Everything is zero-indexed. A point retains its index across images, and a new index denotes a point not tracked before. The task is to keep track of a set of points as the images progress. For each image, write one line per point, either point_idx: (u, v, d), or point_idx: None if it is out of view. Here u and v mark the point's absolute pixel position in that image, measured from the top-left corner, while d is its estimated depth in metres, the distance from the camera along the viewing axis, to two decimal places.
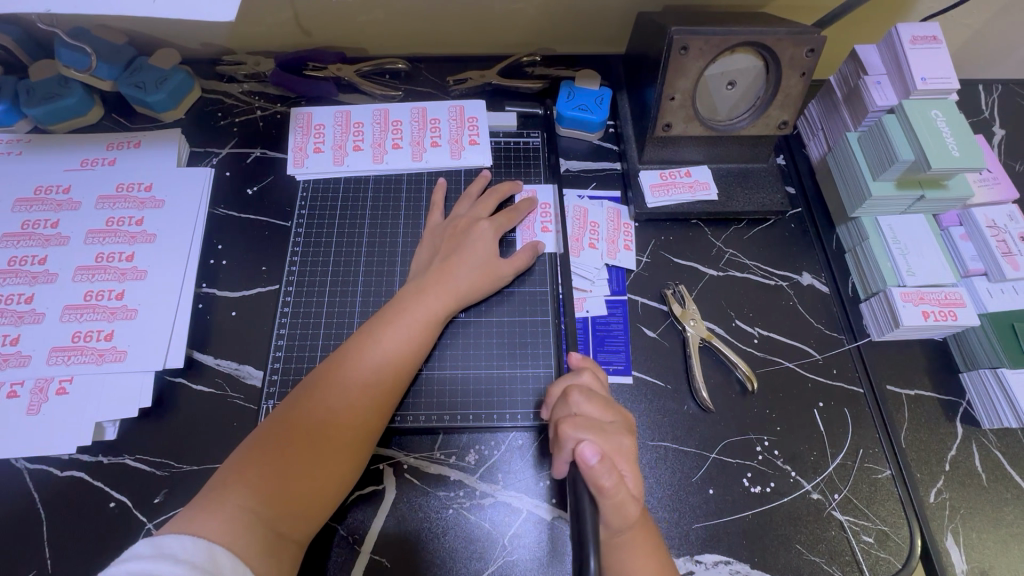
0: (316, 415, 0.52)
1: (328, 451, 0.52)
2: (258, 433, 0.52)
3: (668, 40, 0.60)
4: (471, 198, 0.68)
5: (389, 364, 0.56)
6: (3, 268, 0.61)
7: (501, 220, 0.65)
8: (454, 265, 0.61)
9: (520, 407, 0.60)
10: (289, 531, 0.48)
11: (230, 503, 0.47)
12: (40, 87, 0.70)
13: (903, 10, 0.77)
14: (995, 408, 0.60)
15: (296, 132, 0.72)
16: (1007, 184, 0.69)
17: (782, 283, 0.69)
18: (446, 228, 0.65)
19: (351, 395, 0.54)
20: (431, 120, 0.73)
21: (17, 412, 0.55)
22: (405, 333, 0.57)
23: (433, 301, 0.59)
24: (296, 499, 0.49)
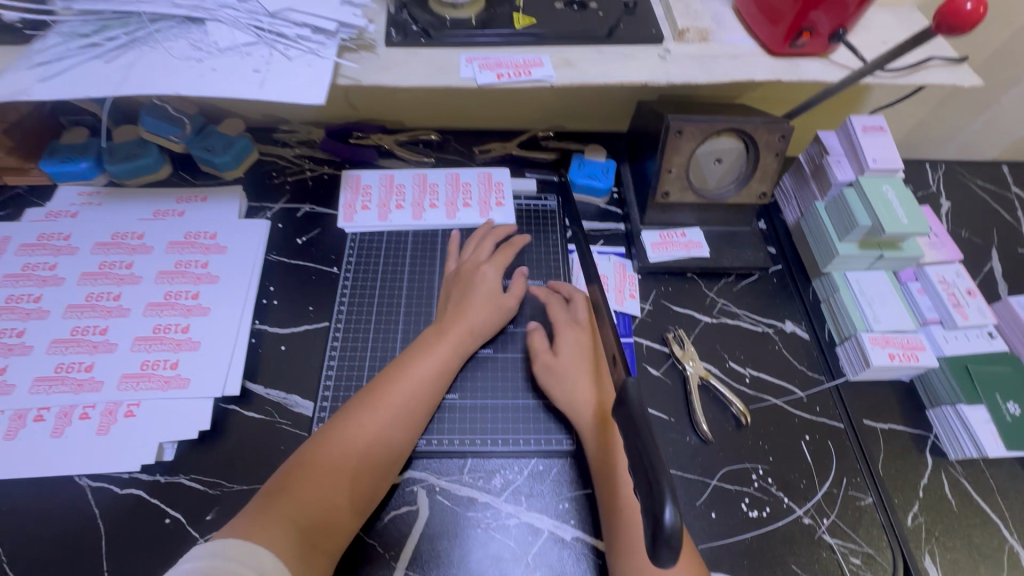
0: (353, 435, 0.58)
1: (362, 468, 0.57)
2: (299, 452, 0.58)
3: (665, 125, 0.73)
4: (491, 244, 0.77)
5: (417, 392, 0.63)
6: (80, 303, 0.69)
7: (498, 260, 0.75)
8: (473, 307, 0.70)
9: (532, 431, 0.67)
10: (321, 542, 0.53)
11: (276, 514, 0.52)
12: (122, 148, 0.81)
13: (857, 103, 0.92)
14: (958, 440, 0.68)
15: (346, 191, 0.82)
16: (952, 247, 0.81)
17: (768, 329, 0.78)
18: (455, 276, 0.74)
19: (385, 418, 0.60)
20: (462, 183, 0.84)
21: (88, 432, 0.61)
22: (433, 365, 0.65)
23: (454, 337, 0.67)
24: (330, 512, 0.54)
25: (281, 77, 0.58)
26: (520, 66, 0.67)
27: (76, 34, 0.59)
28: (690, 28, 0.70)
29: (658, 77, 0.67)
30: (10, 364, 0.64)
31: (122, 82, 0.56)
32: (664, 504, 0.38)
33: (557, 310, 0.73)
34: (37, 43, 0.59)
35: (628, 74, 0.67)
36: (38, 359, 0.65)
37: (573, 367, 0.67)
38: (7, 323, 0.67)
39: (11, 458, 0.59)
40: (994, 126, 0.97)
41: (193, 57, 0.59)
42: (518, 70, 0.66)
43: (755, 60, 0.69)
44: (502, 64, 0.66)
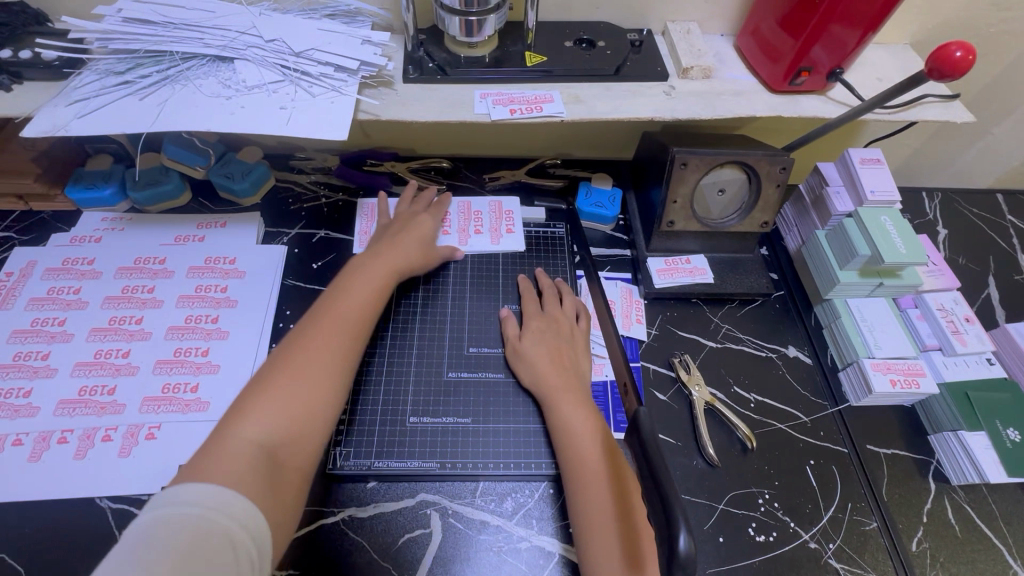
0: (305, 356, 0.57)
1: (322, 383, 0.56)
2: (249, 384, 0.56)
3: (671, 157, 0.75)
4: (425, 201, 0.84)
5: (357, 311, 0.64)
6: (103, 327, 0.71)
7: (435, 212, 0.83)
8: (403, 242, 0.75)
9: (533, 437, 0.69)
10: (287, 458, 0.52)
11: (233, 439, 0.50)
12: (145, 175, 0.84)
13: (854, 134, 0.96)
14: (960, 466, 0.70)
15: (361, 219, 0.85)
16: (949, 275, 0.83)
17: (771, 354, 0.80)
18: (393, 222, 0.79)
19: (331, 336, 0.60)
20: (474, 211, 0.87)
21: (110, 454, 0.63)
22: (371, 285, 0.68)
23: (384, 264, 0.71)
24: (293, 429, 0.53)
25: (306, 114, 0.61)
26: (532, 102, 0.70)
27: (111, 71, 0.62)
28: (694, 66, 0.73)
29: (664, 113, 0.70)
30: (35, 386, 0.66)
31: (156, 119, 0.59)
32: (679, 532, 0.39)
33: (528, 303, 0.77)
34: (74, 79, 0.62)
35: (636, 110, 0.70)
36: (62, 382, 0.66)
37: (537, 352, 0.70)
38: (32, 346, 0.69)
39: (35, 481, 0.61)
40: (987, 155, 1.01)
41: (222, 95, 0.61)
42: (530, 107, 0.69)
43: (757, 96, 0.73)
44: (515, 101, 0.70)
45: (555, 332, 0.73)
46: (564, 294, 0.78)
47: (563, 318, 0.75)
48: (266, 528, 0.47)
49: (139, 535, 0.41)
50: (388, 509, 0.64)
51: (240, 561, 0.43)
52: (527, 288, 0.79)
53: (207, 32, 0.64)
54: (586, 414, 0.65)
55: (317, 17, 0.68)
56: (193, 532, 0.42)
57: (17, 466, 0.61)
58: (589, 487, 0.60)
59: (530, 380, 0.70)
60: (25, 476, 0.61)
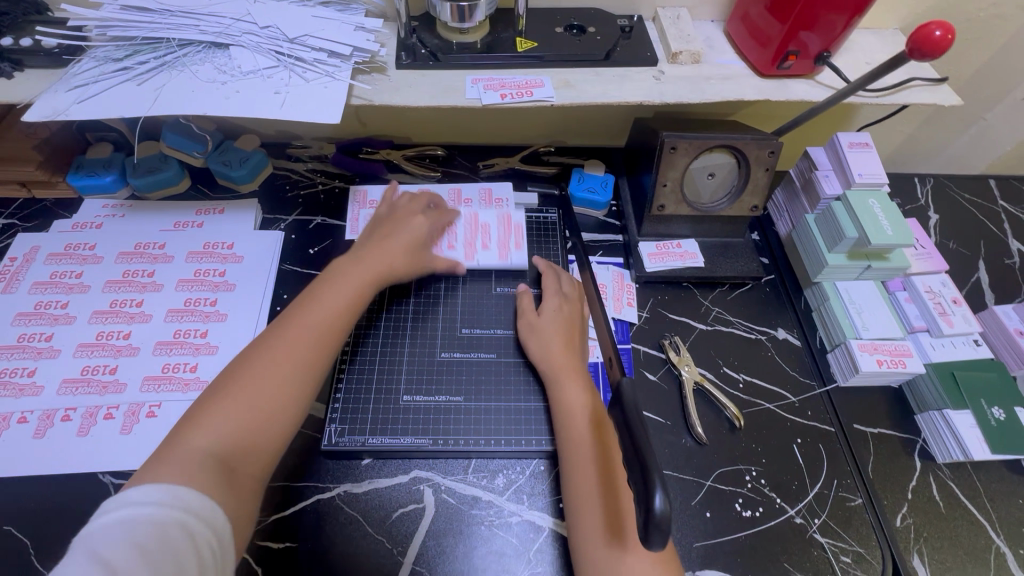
0: (264, 363, 0.57)
1: (282, 389, 0.56)
2: (203, 394, 0.56)
3: (661, 141, 0.76)
4: (421, 200, 0.81)
5: (325, 315, 0.62)
6: (105, 309, 0.73)
7: (432, 219, 0.80)
8: (389, 244, 0.72)
9: (531, 413, 0.70)
10: (240, 461, 0.52)
11: (186, 442, 0.51)
12: (144, 163, 0.85)
13: (846, 120, 0.96)
14: (945, 444, 0.71)
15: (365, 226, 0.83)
16: (938, 257, 0.84)
17: (761, 336, 0.81)
18: (386, 217, 0.77)
19: (295, 340, 0.59)
20: (481, 224, 0.85)
21: (112, 431, 0.64)
22: (346, 291, 0.65)
23: (369, 266, 0.69)
24: (248, 434, 0.53)
25: (300, 98, 0.63)
26: (522, 87, 0.71)
27: (110, 58, 0.63)
28: (683, 51, 0.74)
29: (653, 97, 0.71)
30: (39, 366, 0.68)
31: (153, 103, 0.60)
32: (655, 492, 0.41)
33: (548, 280, 0.78)
34: (73, 67, 0.64)
35: (625, 94, 0.71)
36: (65, 363, 0.68)
37: (552, 329, 0.72)
38: (35, 328, 0.71)
39: (39, 456, 0.63)
40: (979, 141, 1.01)
41: (218, 80, 0.63)
42: (520, 91, 0.70)
43: (745, 80, 0.73)
44: (506, 85, 0.71)
45: (571, 313, 0.74)
46: (567, 276, 0.79)
47: (574, 295, 0.76)
48: (222, 519, 0.48)
49: (94, 536, 0.43)
50: (382, 484, 0.66)
51: (199, 547, 0.45)
52: (549, 268, 0.80)
53: (203, 19, 0.65)
54: (582, 389, 0.67)
55: (310, 4, 0.69)
56: (150, 529, 0.44)
57: (22, 442, 0.63)
58: (579, 466, 0.61)
59: (539, 356, 0.71)
60: (30, 451, 0.63)
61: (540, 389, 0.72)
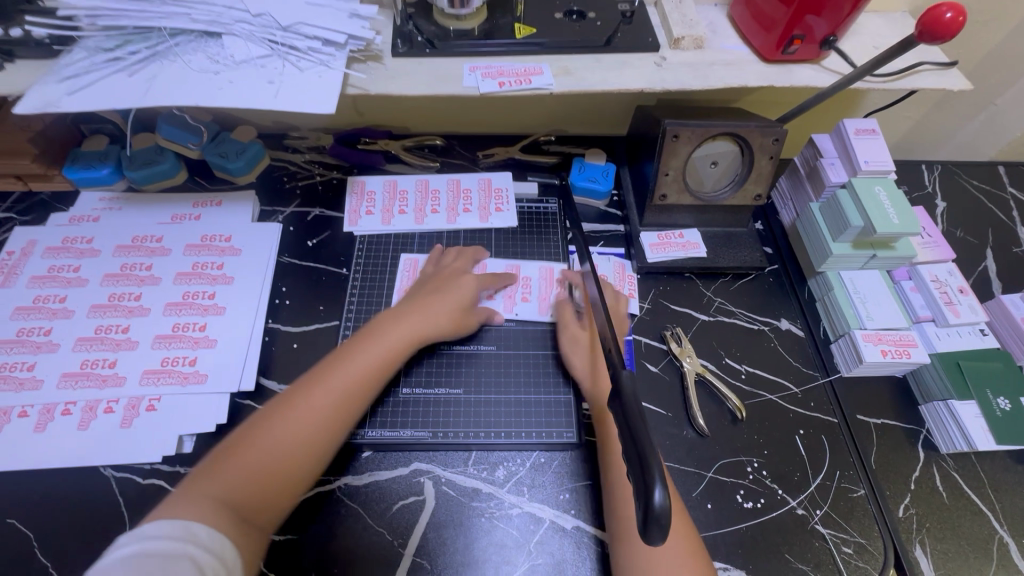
0: (291, 423, 0.57)
1: (302, 450, 0.57)
2: (232, 438, 0.57)
3: (662, 129, 0.75)
4: (459, 253, 0.79)
5: (356, 380, 0.62)
6: (103, 303, 0.72)
7: (484, 279, 0.77)
8: (436, 304, 0.70)
9: (540, 404, 0.71)
10: (252, 515, 0.52)
11: (203, 489, 0.51)
12: (141, 155, 0.84)
13: (852, 106, 0.94)
14: (950, 435, 0.70)
15: (402, 275, 0.79)
16: (945, 246, 0.83)
17: (763, 327, 0.80)
18: (434, 276, 0.75)
19: (323, 403, 0.59)
20: (524, 277, 0.80)
21: (112, 425, 0.65)
22: (378, 352, 0.64)
23: (410, 327, 0.68)
24: (263, 492, 0.54)
25: (293, 88, 0.62)
26: (521, 74, 0.69)
27: (100, 48, 0.62)
28: (686, 36, 0.72)
29: (654, 84, 0.70)
30: (38, 360, 0.68)
31: (144, 94, 0.59)
32: (654, 486, 0.40)
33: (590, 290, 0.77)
34: (64, 57, 0.63)
35: (625, 82, 0.70)
36: (65, 357, 0.68)
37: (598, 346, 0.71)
38: (34, 322, 0.70)
39: (40, 450, 0.63)
40: (989, 126, 0.99)
41: (210, 70, 0.62)
42: (518, 79, 0.69)
43: (748, 66, 0.72)
44: (504, 73, 0.69)
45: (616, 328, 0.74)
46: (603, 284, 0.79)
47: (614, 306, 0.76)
48: (227, 557, 0.48)
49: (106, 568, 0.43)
50: (382, 477, 0.66)
51: None
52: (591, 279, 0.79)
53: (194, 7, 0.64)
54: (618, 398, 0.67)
55: None
56: (158, 559, 0.44)
57: (23, 436, 0.63)
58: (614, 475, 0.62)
59: (581, 370, 0.71)
60: (31, 445, 0.63)
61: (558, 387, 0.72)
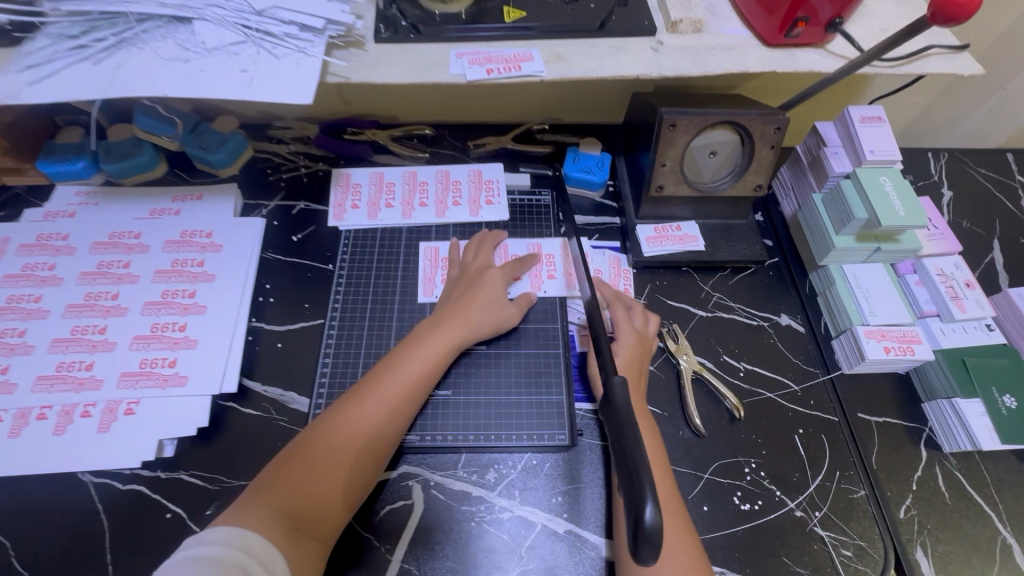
0: (344, 436, 0.58)
1: (357, 463, 0.58)
2: (289, 449, 0.58)
3: (659, 118, 0.72)
4: (478, 244, 0.77)
5: (404, 391, 0.62)
6: (79, 303, 0.70)
7: (507, 269, 0.75)
8: (474, 308, 0.69)
9: (537, 404, 0.69)
10: (312, 527, 0.54)
11: (264, 502, 0.53)
12: (117, 146, 0.81)
13: (857, 92, 0.91)
14: (953, 434, 0.68)
15: (424, 262, 0.78)
16: (952, 238, 0.80)
17: (763, 323, 0.78)
18: (460, 277, 0.73)
19: (373, 416, 0.60)
20: (546, 255, 0.79)
21: (89, 430, 0.62)
22: (420, 361, 0.64)
23: (447, 333, 0.67)
24: (320, 506, 0.55)
25: (268, 76, 0.58)
26: (510, 61, 0.66)
27: (64, 35, 0.59)
28: (683, 19, 0.69)
29: (650, 70, 0.66)
30: (12, 363, 0.65)
31: (110, 85, 0.56)
32: (645, 502, 0.37)
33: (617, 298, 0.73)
34: (26, 45, 0.59)
35: (619, 68, 0.66)
36: (40, 359, 0.66)
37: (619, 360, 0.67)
38: (8, 323, 0.68)
39: (15, 456, 0.61)
40: (999, 112, 0.96)
41: (180, 58, 0.58)
42: (508, 65, 0.66)
43: (750, 51, 0.68)
44: (492, 60, 0.66)
45: (641, 343, 0.68)
46: (621, 294, 0.74)
47: (642, 322, 0.71)
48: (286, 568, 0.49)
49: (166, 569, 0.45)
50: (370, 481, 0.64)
51: None
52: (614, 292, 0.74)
53: None
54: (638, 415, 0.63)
55: None
56: (214, 564, 0.46)
57: None
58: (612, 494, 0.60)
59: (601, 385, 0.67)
60: (5, 451, 0.61)
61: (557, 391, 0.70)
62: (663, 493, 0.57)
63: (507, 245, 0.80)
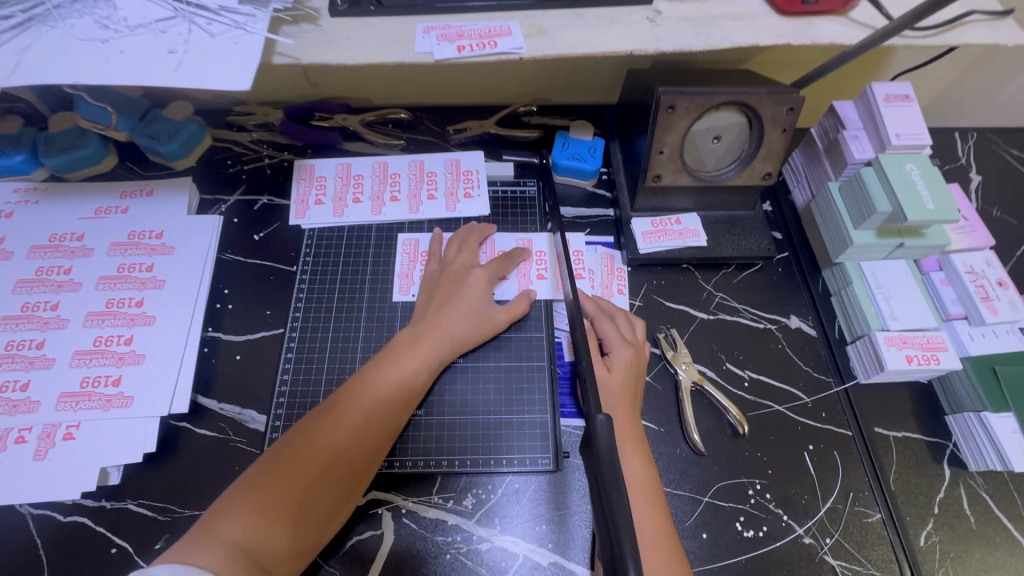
0: (314, 457, 0.50)
1: (329, 490, 0.51)
2: (246, 474, 0.50)
3: (656, 99, 0.63)
4: (460, 240, 0.69)
5: (385, 407, 0.55)
6: (15, 314, 0.64)
7: (493, 267, 0.67)
8: (457, 315, 0.62)
9: (519, 422, 0.63)
10: (273, 566, 0.46)
11: (216, 536, 0.45)
12: (58, 137, 0.73)
13: (880, 66, 0.82)
14: (981, 451, 0.62)
15: (402, 258, 0.71)
16: (983, 231, 0.72)
17: (770, 326, 0.71)
18: (440, 276, 0.66)
19: (349, 437, 0.52)
20: (537, 251, 0.72)
21: (24, 457, 0.57)
22: (402, 374, 0.57)
23: (433, 344, 0.60)
24: (283, 542, 0.47)
25: (201, 58, 0.50)
26: (484, 36, 0.58)
27: None
28: None
29: (645, 45, 0.58)
30: None
31: (13, 71, 0.48)
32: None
33: (607, 307, 0.66)
34: None
35: (611, 42, 0.58)
36: None
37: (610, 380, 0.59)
38: None
39: None
40: None
41: (98, 37, 0.51)
42: (481, 41, 0.57)
43: (760, 20, 0.59)
44: (465, 35, 0.57)
45: (637, 361, 0.61)
46: (605, 301, 0.68)
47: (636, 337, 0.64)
48: None
49: None
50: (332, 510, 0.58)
51: None
52: (602, 301, 0.67)
53: None
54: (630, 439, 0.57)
55: None
56: None
57: None
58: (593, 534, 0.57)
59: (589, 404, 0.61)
60: None
61: (542, 410, 0.64)
62: (656, 526, 0.52)
63: (495, 240, 0.72)
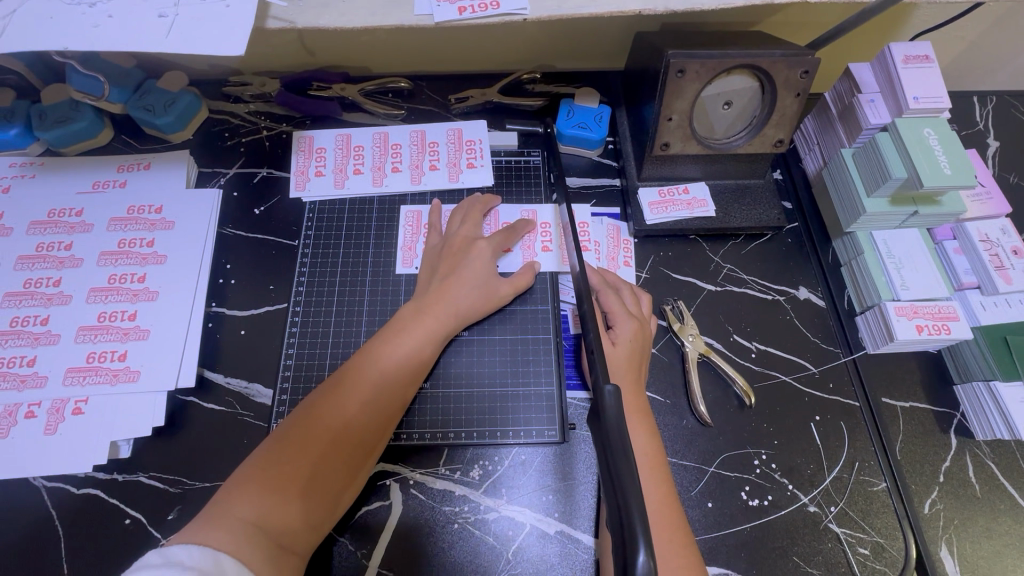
0: (324, 433, 0.50)
1: (341, 466, 0.51)
2: (257, 452, 0.50)
3: (665, 63, 0.61)
4: (463, 212, 0.68)
5: (391, 382, 0.55)
6: (18, 290, 0.63)
7: (498, 239, 0.66)
8: (461, 288, 0.61)
9: (525, 395, 0.63)
10: (290, 542, 0.47)
11: (230, 513, 0.45)
12: (51, 110, 0.71)
13: (899, 26, 0.78)
14: (989, 421, 0.61)
15: (404, 230, 0.70)
16: (1000, 199, 0.71)
17: (779, 297, 0.70)
18: (443, 249, 0.65)
19: (357, 414, 0.52)
20: (541, 223, 0.71)
21: (34, 432, 0.57)
22: (406, 349, 0.57)
23: (436, 318, 0.59)
24: (299, 516, 0.48)
25: (191, 22, 0.48)
26: None
27: None
28: None
29: (655, 4, 0.55)
30: None
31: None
32: (637, 547, 0.35)
33: (611, 279, 0.65)
34: None
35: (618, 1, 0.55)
36: None
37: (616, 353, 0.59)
38: None
39: None
40: None
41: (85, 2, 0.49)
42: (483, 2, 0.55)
43: None
44: None
45: (642, 333, 0.61)
46: (610, 273, 0.67)
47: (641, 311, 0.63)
48: None
49: None
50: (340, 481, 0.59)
51: None
52: (607, 274, 0.66)
53: None
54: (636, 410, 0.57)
55: None
56: None
57: None
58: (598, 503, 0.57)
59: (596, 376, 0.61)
60: None
61: (548, 382, 0.64)
62: (661, 497, 0.52)
63: (500, 212, 0.71)
